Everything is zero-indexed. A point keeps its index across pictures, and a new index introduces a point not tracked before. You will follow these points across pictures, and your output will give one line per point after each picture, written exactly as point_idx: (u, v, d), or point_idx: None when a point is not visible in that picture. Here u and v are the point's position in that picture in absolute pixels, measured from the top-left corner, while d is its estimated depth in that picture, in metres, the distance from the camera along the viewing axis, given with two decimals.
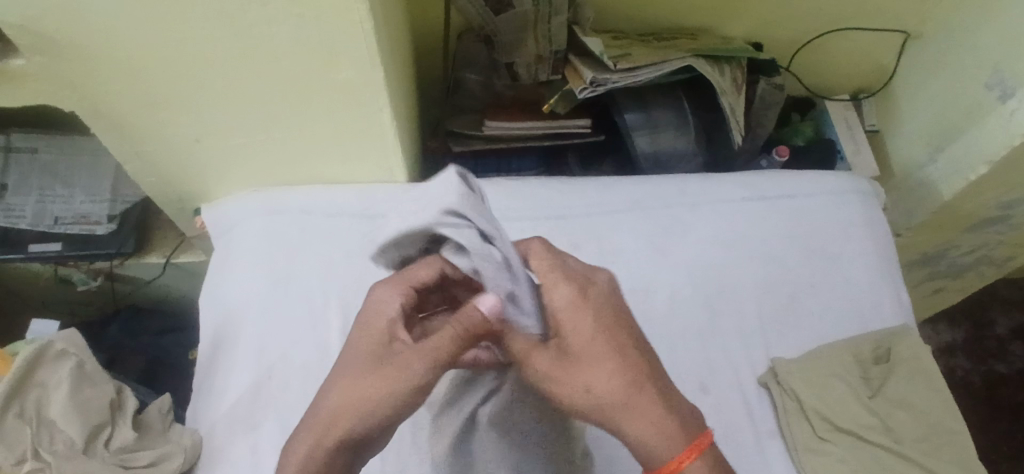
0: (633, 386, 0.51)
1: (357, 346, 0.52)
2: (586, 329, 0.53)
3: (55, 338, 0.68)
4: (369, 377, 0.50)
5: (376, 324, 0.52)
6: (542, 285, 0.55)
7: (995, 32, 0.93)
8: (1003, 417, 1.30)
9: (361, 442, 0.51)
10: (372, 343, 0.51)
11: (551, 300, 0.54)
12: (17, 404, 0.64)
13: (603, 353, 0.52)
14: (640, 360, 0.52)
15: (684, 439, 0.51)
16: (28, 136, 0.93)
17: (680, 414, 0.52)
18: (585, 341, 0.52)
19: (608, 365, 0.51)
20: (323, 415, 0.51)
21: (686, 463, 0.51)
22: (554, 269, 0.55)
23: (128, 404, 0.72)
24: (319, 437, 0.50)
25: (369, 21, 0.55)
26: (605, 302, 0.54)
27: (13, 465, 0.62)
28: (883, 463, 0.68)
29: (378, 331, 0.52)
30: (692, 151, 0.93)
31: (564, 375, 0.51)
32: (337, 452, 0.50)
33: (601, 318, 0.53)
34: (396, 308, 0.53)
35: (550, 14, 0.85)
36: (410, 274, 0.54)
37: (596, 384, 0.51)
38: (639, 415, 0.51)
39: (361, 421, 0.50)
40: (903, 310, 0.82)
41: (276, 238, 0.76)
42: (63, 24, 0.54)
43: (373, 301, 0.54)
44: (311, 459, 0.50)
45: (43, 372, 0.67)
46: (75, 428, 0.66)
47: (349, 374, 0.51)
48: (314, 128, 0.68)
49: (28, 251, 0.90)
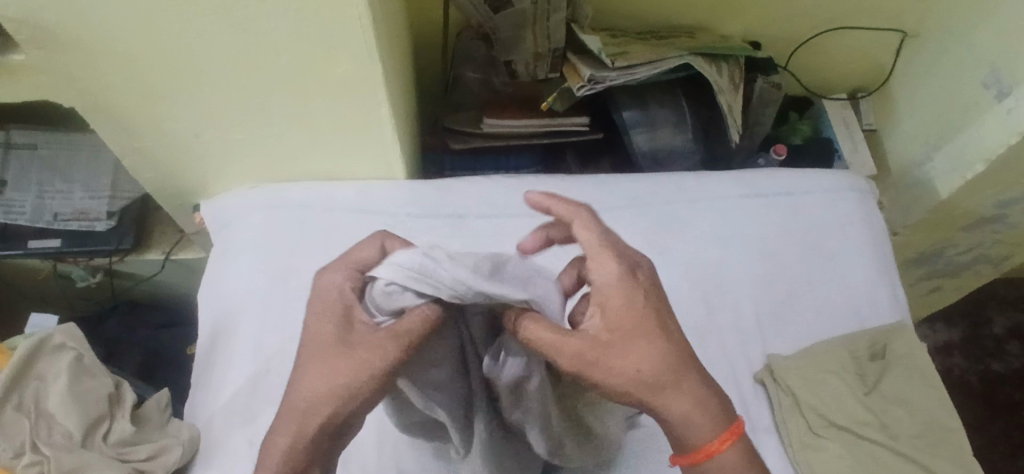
0: (676, 370, 0.53)
1: (315, 332, 0.53)
2: (635, 310, 0.53)
3: (54, 331, 0.70)
4: (336, 369, 0.51)
5: (330, 307, 0.52)
6: (592, 264, 0.53)
7: (993, 32, 0.93)
8: (999, 416, 1.30)
9: (341, 426, 0.52)
10: (331, 329, 0.51)
11: (599, 278, 0.53)
12: (17, 394, 0.66)
13: (652, 333, 0.53)
14: (681, 344, 0.54)
15: (724, 422, 0.54)
16: (27, 132, 0.93)
17: (716, 400, 0.55)
18: (635, 320, 0.53)
19: (655, 346, 0.53)
20: (292, 405, 0.52)
21: (726, 444, 0.54)
22: (603, 245, 0.54)
23: (127, 398, 0.72)
24: (300, 429, 0.51)
25: (368, 16, 0.55)
26: (650, 283, 0.54)
27: (11, 458, 0.63)
28: (880, 460, 0.69)
29: (335, 315, 0.52)
30: (691, 148, 0.93)
31: (613, 358, 0.51)
32: (319, 437, 0.52)
33: (651, 298, 0.53)
34: (345, 289, 0.52)
35: (549, 12, 0.86)
36: (351, 254, 0.54)
37: (644, 366, 0.52)
38: (682, 395, 0.53)
39: (337, 407, 0.51)
40: (900, 307, 0.83)
41: (276, 232, 0.76)
42: (61, 17, 0.55)
43: (321, 286, 0.53)
44: (294, 449, 0.51)
45: (42, 364, 0.69)
46: (74, 422, 0.66)
47: (319, 363, 0.52)
48: (313, 122, 0.68)
49: (27, 247, 0.90)
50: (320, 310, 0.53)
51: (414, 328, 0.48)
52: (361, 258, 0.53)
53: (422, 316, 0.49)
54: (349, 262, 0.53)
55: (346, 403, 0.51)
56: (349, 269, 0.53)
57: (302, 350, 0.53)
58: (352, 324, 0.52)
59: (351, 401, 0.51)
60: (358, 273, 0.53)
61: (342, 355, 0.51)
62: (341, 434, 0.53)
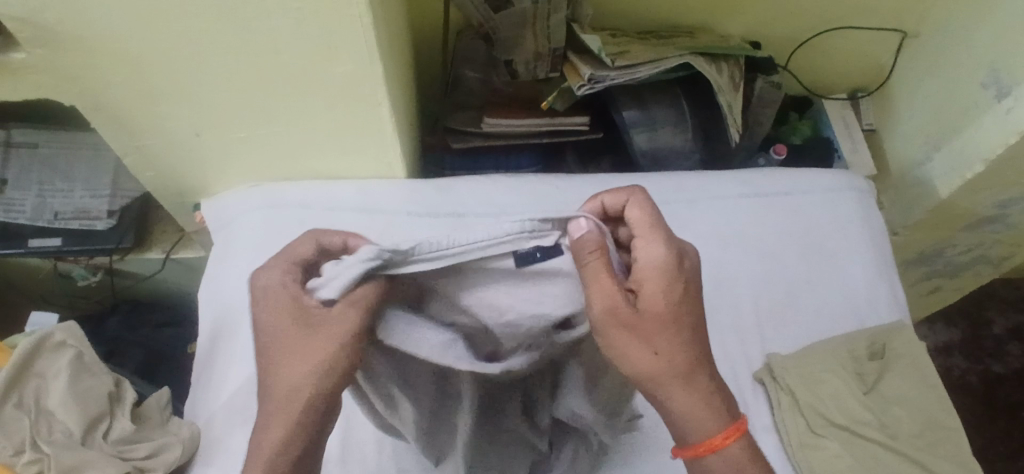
0: (693, 362, 0.53)
1: (272, 328, 0.52)
2: (671, 294, 0.52)
3: (55, 329, 0.71)
4: (305, 355, 0.51)
5: (277, 304, 0.52)
6: (640, 239, 0.54)
7: (992, 32, 0.93)
8: (999, 416, 1.31)
9: (325, 409, 0.52)
10: (285, 322, 0.51)
11: (645, 254, 0.53)
12: (17, 393, 0.67)
13: (677, 321, 0.53)
14: (704, 336, 0.54)
15: (728, 420, 0.54)
16: (28, 131, 0.93)
17: (724, 398, 0.55)
18: (671, 303, 0.52)
19: (681, 333, 0.53)
20: (272, 400, 0.52)
21: (726, 441, 0.54)
22: (654, 222, 0.54)
23: (127, 397, 0.72)
24: (287, 420, 0.52)
25: (369, 15, 0.56)
26: (693, 274, 0.54)
27: (11, 456, 0.62)
28: (878, 459, 0.69)
29: (284, 309, 0.51)
30: (690, 148, 0.94)
31: (642, 331, 0.51)
32: (306, 424, 0.52)
33: (690, 285, 0.54)
34: (282, 284, 0.52)
35: (549, 11, 0.86)
36: (290, 252, 0.54)
37: (662, 349, 0.52)
38: (691, 388, 0.53)
39: (318, 393, 0.51)
40: (899, 307, 0.83)
41: (277, 230, 0.76)
42: (62, 15, 0.55)
43: (264, 286, 0.53)
44: (285, 442, 0.51)
45: (42, 362, 0.69)
46: (74, 419, 0.66)
47: (290, 354, 0.52)
48: (314, 122, 0.68)
49: (27, 245, 0.91)
50: (269, 308, 0.52)
51: (361, 304, 0.47)
52: (303, 254, 0.54)
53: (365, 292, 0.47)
54: (288, 258, 0.54)
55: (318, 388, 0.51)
56: (289, 264, 0.53)
57: (264, 349, 0.53)
58: (305, 310, 0.51)
59: (322, 385, 0.51)
60: (296, 268, 0.53)
61: (306, 341, 0.51)
62: (326, 420, 0.53)
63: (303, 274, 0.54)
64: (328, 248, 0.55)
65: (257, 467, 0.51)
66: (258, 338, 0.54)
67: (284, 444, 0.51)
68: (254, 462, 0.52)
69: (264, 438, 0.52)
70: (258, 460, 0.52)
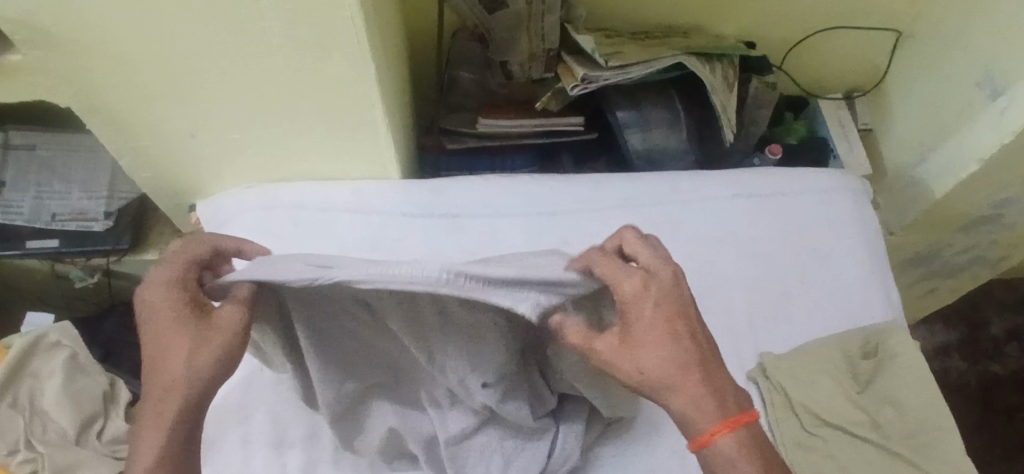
0: (682, 368, 0.55)
1: (158, 321, 0.54)
2: (644, 320, 0.55)
3: (49, 331, 0.86)
4: (192, 340, 0.53)
5: (170, 298, 0.54)
6: (610, 280, 0.56)
7: (986, 33, 0.93)
8: (998, 418, 1.31)
9: (212, 391, 0.54)
10: (176, 313, 0.54)
11: (615, 292, 0.56)
12: (12, 392, 0.83)
13: (656, 339, 0.55)
14: (693, 345, 0.56)
15: (721, 416, 0.55)
16: (25, 133, 0.93)
17: (718, 395, 0.55)
18: (644, 328, 0.55)
19: (659, 349, 0.55)
20: (159, 383, 0.54)
21: (719, 436, 0.54)
22: (621, 261, 0.57)
23: (120, 396, 0.87)
24: (178, 401, 0.53)
25: (361, 17, 0.56)
26: (668, 294, 0.56)
27: (7, 455, 0.78)
28: (870, 459, 0.69)
29: (176, 302, 0.54)
30: (684, 148, 0.94)
31: (617, 358, 0.54)
32: (194, 404, 0.53)
33: (662, 306, 0.56)
34: (175, 282, 0.55)
35: (544, 12, 0.87)
36: (183, 250, 0.57)
37: (644, 365, 0.54)
38: (680, 390, 0.55)
39: (212, 372, 0.54)
40: (893, 307, 0.82)
41: (268, 228, 0.75)
42: (56, 18, 0.55)
43: (154, 282, 0.55)
44: (176, 422, 0.53)
45: (35, 364, 0.85)
46: (67, 421, 0.82)
47: (177, 340, 0.54)
48: (307, 123, 0.69)
49: (25, 247, 0.92)
50: (158, 301, 0.54)
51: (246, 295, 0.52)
52: (195, 252, 0.57)
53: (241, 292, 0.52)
54: (180, 255, 0.56)
55: (208, 370, 0.53)
56: (184, 262, 0.56)
57: (149, 342, 0.55)
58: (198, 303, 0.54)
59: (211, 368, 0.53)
60: (188, 268, 0.56)
61: (195, 330, 0.54)
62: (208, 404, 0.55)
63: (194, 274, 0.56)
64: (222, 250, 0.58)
65: (148, 446, 0.52)
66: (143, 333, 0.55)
67: (180, 421, 0.53)
68: (142, 444, 0.53)
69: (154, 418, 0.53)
70: (148, 440, 0.53)
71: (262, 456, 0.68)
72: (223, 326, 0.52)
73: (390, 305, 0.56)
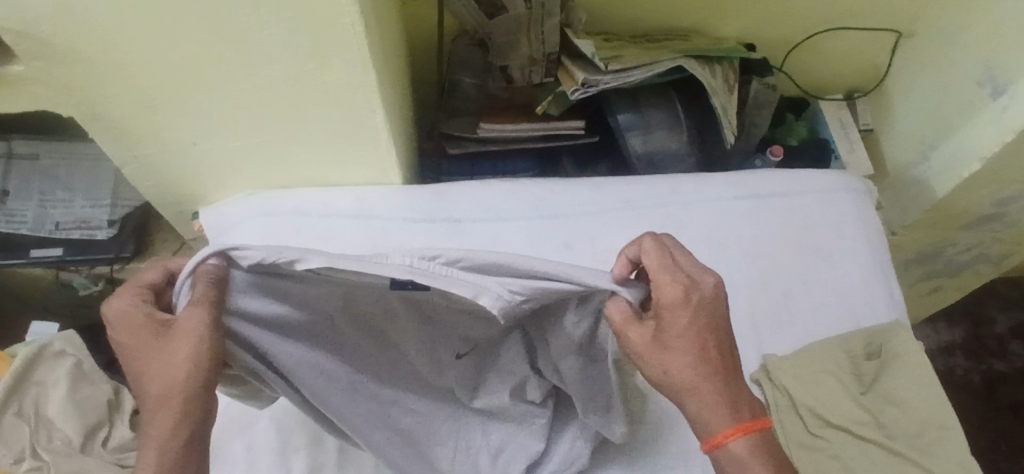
0: (705, 376, 0.55)
1: (129, 346, 0.53)
2: (682, 324, 0.55)
3: (53, 339, 0.88)
4: (165, 354, 0.52)
5: (134, 321, 0.53)
6: (654, 280, 0.55)
7: (983, 32, 0.94)
8: (1003, 416, 1.30)
9: (206, 394, 0.53)
10: (145, 333, 0.53)
11: (656, 291, 0.55)
12: (16, 402, 0.83)
13: (689, 344, 0.55)
14: (718, 358, 0.56)
15: (734, 421, 0.55)
16: (31, 142, 0.95)
17: (734, 400, 0.56)
18: (678, 333, 0.55)
19: (689, 355, 0.55)
20: (147, 403, 0.53)
21: (731, 439, 0.55)
22: (667, 265, 0.55)
23: (125, 404, 0.89)
24: (170, 413, 0.52)
25: (361, 24, 0.56)
26: (707, 310, 0.55)
27: (13, 463, 0.78)
28: (877, 462, 0.69)
29: (141, 324, 0.53)
30: (685, 150, 0.93)
31: (650, 353, 0.54)
32: (187, 412, 0.52)
33: (698, 317, 0.55)
34: (133, 307, 0.54)
35: (543, 16, 0.88)
36: (134, 280, 0.56)
37: (672, 367, 0.55)
38: (699, 397, 0.55)
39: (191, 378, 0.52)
40: (896, 306, 0.83)
41: (271, 236, 0.75)
42: (59, 29, 0.56)
43: (112, 315, 0.54)
44: (174, 431, 0.52)
45: (41, 372, 0.86)
46: (72, 429, 0.83)
47: (151, 358, 0.52)
48: (308, 130, 0.69)
49: (29, 255, 0.91)
50: (122, 331, 0.53)
51: (206, 288, 0.52)
52: (146, 279, 0.56)
53: (204, 275, 0.52)
54: (134, 285, 0.55)
55: (186, 379, 0.52)
56: (137, 290, 0.55)
57: (130, 368, 0.54)
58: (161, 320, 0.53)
59: (188, 378, 0.52)
60: (146, 291, 0.55)
61: (164, 346, 0.52)
62: (210, 408, 0.54)
63: (151, 297, 0.56)
64: (174, 270, 0.58)
65: (152, 458, 0.52)
66: (122, 360, 0.54)
67: (175, 430, 0.52)
68: (148, 456, 0.52)
69: (153, 435, 0.52)
70: (152, 456, 0.52)
71: (267, 464, 0.68)
72: (183, 336, 0.51)
73: (371, 290, 0.55)
